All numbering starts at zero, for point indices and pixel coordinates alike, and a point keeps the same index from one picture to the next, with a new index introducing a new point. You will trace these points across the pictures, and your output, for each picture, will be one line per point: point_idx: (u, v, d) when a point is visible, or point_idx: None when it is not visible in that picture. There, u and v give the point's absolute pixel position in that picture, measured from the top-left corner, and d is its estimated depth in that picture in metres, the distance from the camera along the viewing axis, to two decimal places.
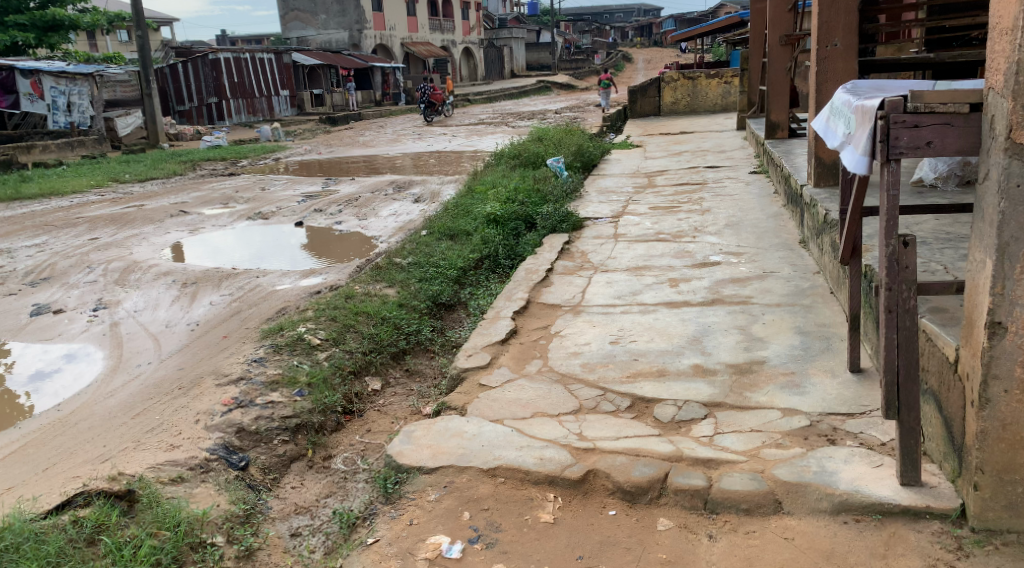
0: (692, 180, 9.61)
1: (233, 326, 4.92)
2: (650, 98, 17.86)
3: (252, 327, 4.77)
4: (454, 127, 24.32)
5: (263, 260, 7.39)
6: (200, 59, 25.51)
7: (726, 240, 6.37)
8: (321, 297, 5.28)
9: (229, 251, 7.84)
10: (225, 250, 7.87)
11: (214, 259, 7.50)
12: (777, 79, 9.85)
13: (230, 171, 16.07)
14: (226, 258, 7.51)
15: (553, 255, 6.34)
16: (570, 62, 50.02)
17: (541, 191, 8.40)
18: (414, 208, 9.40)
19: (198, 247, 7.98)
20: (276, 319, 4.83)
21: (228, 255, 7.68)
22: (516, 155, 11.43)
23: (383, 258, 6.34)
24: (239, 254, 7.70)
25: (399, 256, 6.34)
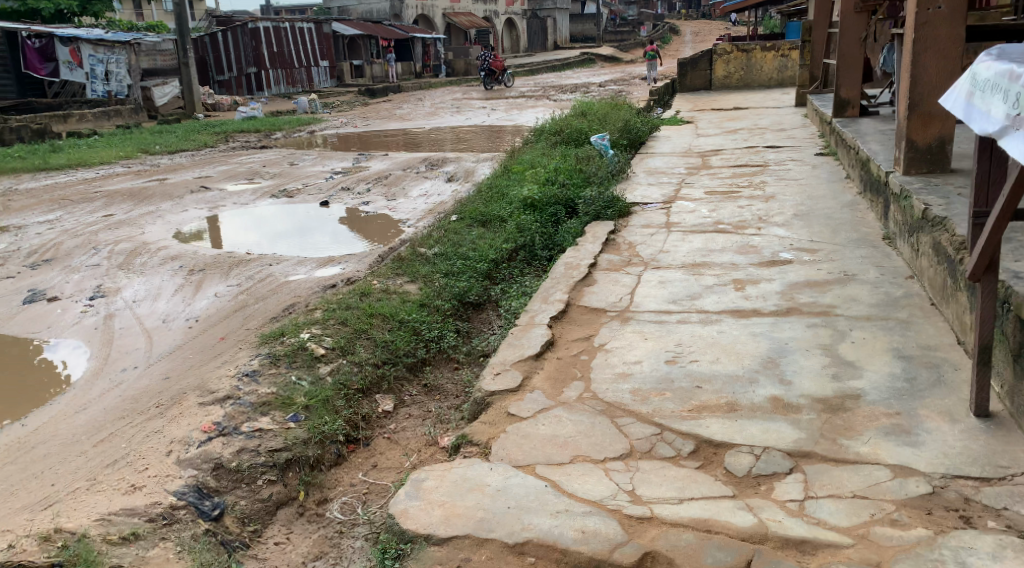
0: (750, 161, 8.80)
1: (233, 326, 4.33)
2: (700, 71, 16.87)
3: (253, 329, 4.18)
4: (494, 100, 23.56)
5: (298, 238, 6.96)
6: (240, 27, 25.13)
7: (795, 235, 5.62)
8: (333, 294, 4.65)
9: (268, 224, 7.49)
10: (260, 226, 7.48)
11: (255, 234, 7.18)
12: (850, 51, 9.00)
13: (263, 143, 15.57)
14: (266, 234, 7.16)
15: (598, 247, 5.66)
16: (616, 35, 48.67)
17: (583, 173, 7.70)
18: (447, 188, 8.78)
19: (232, 222, 7.61)
20: (279, 321, 4.22)
21: (268, 230, 7.34)
22: (557, 131, 10.69)
23: (407, 247, 5.72)
24: (280, 228, 7.36)
25: (424, 246, 5.70)
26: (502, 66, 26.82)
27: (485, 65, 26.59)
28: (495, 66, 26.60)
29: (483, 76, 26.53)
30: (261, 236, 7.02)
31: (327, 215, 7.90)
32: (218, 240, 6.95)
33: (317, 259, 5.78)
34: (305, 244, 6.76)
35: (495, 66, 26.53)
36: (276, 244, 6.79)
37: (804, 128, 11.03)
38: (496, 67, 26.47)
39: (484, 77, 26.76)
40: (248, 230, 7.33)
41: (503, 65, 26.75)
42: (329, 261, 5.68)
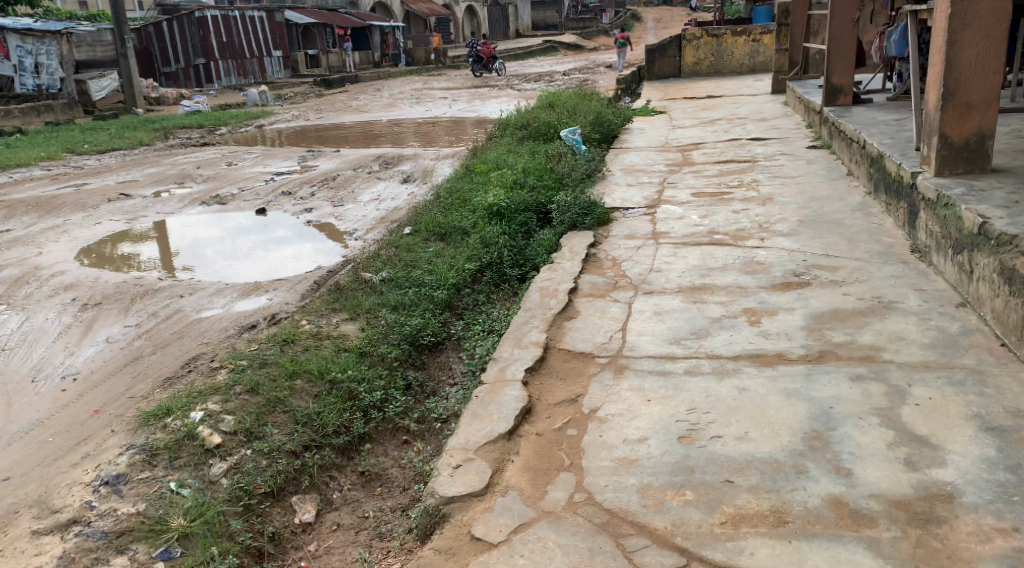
0: (735, 156, 8.01)
1: (114, 392, 3.37)
2: (670, 58, 16.05)
3: (138, 401, 3.25)
4: (456, 90, 22.56)
5: (240, 247, 6.23)
6: (185, 17, 23.80)
7: (806, 246, 4.80)
8: (246, 343, 3.69)
9: (227, 221, 7.09)
10: (202, 229, 6.84)
11: (215, 229, 6.86)
12: (841, 33, 8.26)
13: (205, 141, 14.40)
14: (226, 230, 6.79)
15: (577, 267, 4.80)
16: (578, 21, 47.83)
17: (555, 175, 6.82)
18: (401, 191, 7.82)
19: (186, 220, 7.21)
20: (171, 388, 3.29)
21: (229, 225, 7.00)
22: (524, 125, 9.77)
23: (350, 271, 4.78)
24: (241, 223, 7.01)
25: (370, 269, 4.74)
26: (492, 53, 25.74)
27: (473, 52, 25.50)
28: (483, 53, 25.43)
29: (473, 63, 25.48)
30: (222, 231, 6.72)
31: (273, 221, 7.07)
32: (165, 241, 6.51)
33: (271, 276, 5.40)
34: (266, 240, 6.40)
35: (484, 52, 25.37)
36: (236, 240, 6.45)
37: (786, 118, 10.29)
38: (484, 54, 25.36)
39: (472, 63, 25.74)
40: (208, 225, 7.01)
41: (492, 52, 25.69)
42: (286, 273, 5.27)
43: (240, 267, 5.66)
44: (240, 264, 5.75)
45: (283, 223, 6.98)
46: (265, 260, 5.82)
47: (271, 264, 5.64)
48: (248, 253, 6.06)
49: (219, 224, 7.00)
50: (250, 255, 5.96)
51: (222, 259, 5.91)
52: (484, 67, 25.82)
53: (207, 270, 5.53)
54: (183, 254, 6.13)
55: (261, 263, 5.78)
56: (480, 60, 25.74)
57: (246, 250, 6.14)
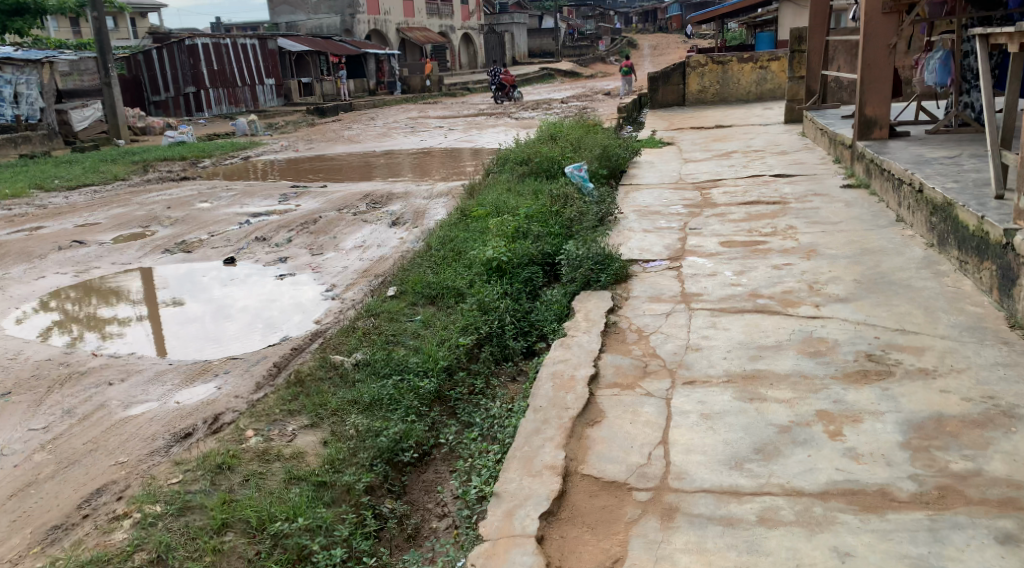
0: (762, 196, 7.21)
1: None
2: (674, 85, 15.35)
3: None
4: (451, 119, 21.84)
5: (230, 276, 6.18)
6: (175, 44, 23.19)
7: (873, 319, 3.97)
8: (169, 470, 2.87)
9: (215, 254, 6.78)
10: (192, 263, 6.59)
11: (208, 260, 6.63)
12: (876, 61, 7.53)
13: (185, 174, 13.57)
14: (217, 265, 6.50)
15: (596, 343, 3.95)
16: (574, 49, 47.41)
17: (562, 223, 5.97)
18: (390, 236, 6.96)
19: (174, 250, 6.95)
20: (50, 553, 2.52)
21: (223, 255, 6.74)
22: (525, 160, 8.94)
23: (318, 351, 3.94)
24: (232, 254, 6.73)
25: (342, 350, 3.89)
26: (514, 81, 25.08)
27: (495, 79, 24.87)
28: (506, 80, 24.76)
29: (495, 90, 24.77)
30: (215, 265, 6.47)
31: (245, 274, 6.23)
32: (145, 279, 6.16)
33: (264, 304, 5.37)
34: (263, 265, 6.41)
35: (505, 80, 24.74)
36: (233, 266, 6.45)
37: (808, 151, 9.52)
38: (507, 81, 24.67)
39: (495, 90, 25.03)
40: (198, 259, 6.71)
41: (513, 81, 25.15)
42: (281, 304, 5.30)
43: (235, 295, 5.65)
44: (236, 290, 5.76)
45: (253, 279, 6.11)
46: (264, 285, 5.86)
47: (265, 290, 5.64)
48: (244, 279, 6.08)
49: (212, 255, 6.76)
50: (246, 281, 5.98)
51: (216, 286, 5.91)
52: (506, 95, 25.14)
53: (200, 301, 5.52)
54: (174, 283, 6.06)
55: (253, 292, 5.74)
56: (502, 87, 25.13)
57: (243, 276, 6.18)
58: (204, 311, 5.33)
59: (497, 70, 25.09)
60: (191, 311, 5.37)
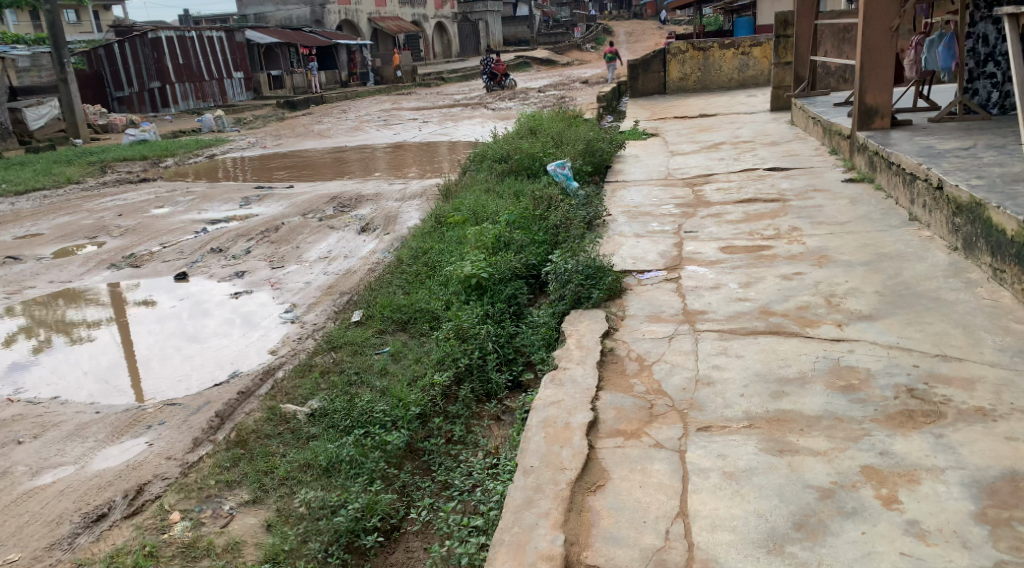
0: (759, 192, 6.72)
1: None
2: (654, 73, 14.83)
3: None
4: (425, 111, 21.16)
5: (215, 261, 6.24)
6: (138, 38, 22.33)
7: (908, 341, 3.48)
8: None
9: (169, 265, 6.22)
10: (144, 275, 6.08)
11: (162, 271, 6.11)
12: (877, 45, 7.05)
13: (145, 175, 12.86)
14: (167, 279, 5.93)
15: (593, 378, 3.41)
16: (549, 37, 46.72)
17: (547, 233, 5.43)
18: (358, 245, 6.38)
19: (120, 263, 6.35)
20: None
21: (176, 267, 6.17)
22: (505, 158, 8.38)
23: (270, 398, 3.42)
24: (183, 266, 6.17)
25: (296, 396, 3.41)
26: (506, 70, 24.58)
27: (487, 68, 24.38)
28: (500, 69, 24.28)
29: (490, 79, 24.24)
30: (167, 279, 5.92)
31: (196, 290, 5.64)
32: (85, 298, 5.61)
33: (239, 301, 5.33)
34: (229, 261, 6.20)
35: (499, 70, 24.23)
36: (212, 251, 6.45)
37: (801, 142, 9.05)
38: (501, 70, 24.14)
39: (488, 81, 24.50)
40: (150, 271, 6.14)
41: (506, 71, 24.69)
42: (242, 313, 5.01)
43: (209, 289, 5.62)
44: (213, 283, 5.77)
45: (202, 297, 5.48)
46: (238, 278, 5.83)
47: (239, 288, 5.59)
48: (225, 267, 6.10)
49: (166, 267, 6.18)
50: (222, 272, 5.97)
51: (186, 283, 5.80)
52: (500, 84, 24.59)
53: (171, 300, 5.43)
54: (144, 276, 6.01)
55: (217, 290, 5.60)
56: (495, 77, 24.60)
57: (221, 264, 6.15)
58: (182, 307, 5.29)
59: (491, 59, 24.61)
60: (167, 308, 5.33)
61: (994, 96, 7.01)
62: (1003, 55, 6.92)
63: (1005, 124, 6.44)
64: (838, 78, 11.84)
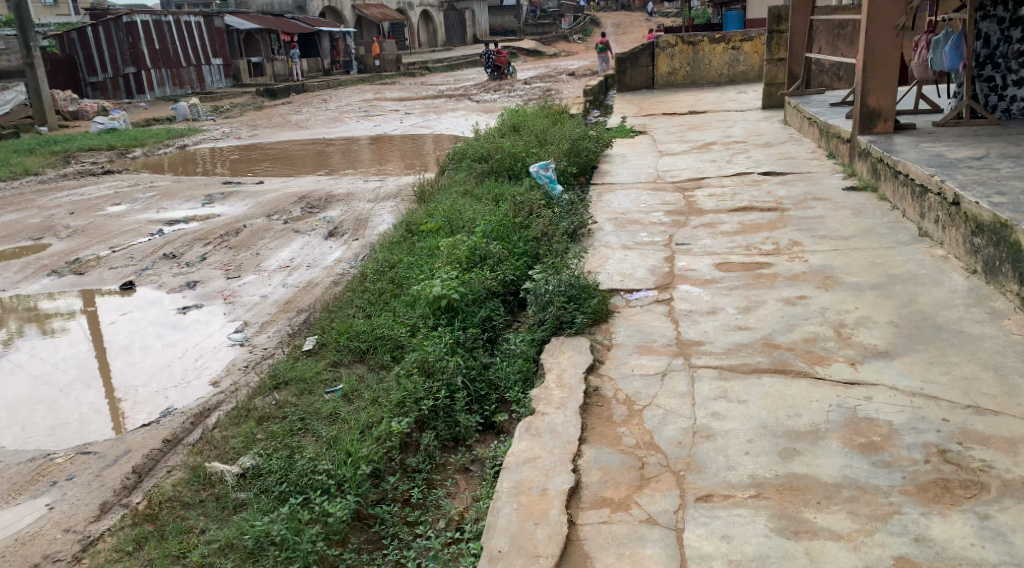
0: (753, 199, 6.30)
1: None
2: (642, 67, 14.38)
3: None
4: (407, 102, 20.59)
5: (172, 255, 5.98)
6: (112, 22, 21.56)
7: (932, 386, 3.06)
8: None
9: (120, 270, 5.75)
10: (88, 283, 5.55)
11: (110, 279, 5.59)
12: (881, 44, 6.61)
13: (110, 167, 12.24)
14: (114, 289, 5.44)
15: (575, 427, 2.96)
16: (536, 27, 46.09)
17: (526, 244, 4.98)
18: (324, 250, 5.93)
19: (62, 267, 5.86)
20: None
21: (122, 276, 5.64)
22: (485, 157, 7.92)
23: (197, 462, 3.08)
24: (130, 273, 5.68)
25: (227, 455, 3.11)
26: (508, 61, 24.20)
27: (489, 61, 23.97)
28: (501, 61, 23.84)
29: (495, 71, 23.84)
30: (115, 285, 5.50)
31: (139, 306, 5.11)
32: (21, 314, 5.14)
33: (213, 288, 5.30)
34: (183, 261, 5.85)
35: (500, 62, 23.81)
36: (185, 237, 6.41)
37: (796, 144, 8.64)
38: (502, 62, 23.74)
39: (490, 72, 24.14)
40: (93, 280, 5.60)
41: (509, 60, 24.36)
42: (188, 332, 4.63)
43: (186, 275, 5.56)
44: (195, 267, 5.72)
45: (145, 315, 4.97)
46: (216, 261, 5.82)
47: (208, 277, 5.51)
48: (194, 254, 5.99)
49: (115, 275, 5.65)
50: (191, 262, 5.82)
51: (160, 267, 5.75)
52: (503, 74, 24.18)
53: (144, 293, 5.31)
54: (110, 259, 5.99)
55: (185, 281, 5.46)
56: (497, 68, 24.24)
57: (193, 251, 6.06)
58: (162, 292, 5.31)
59: (489, 51, 24.17)
60: (142, 296, 5.29)
61: (994, 101, 6.62)
62: (1003, 57, 6.48)
63: (1017, 131, 6.04)
64: (832, 76, 11.44)
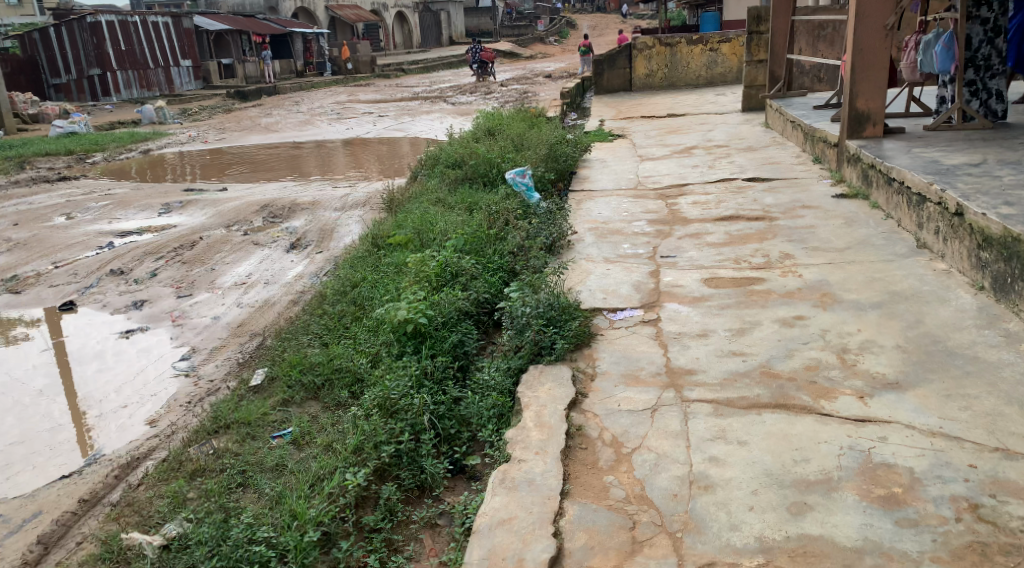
0: (739, 207, 6.00)
1: None
2: (619, 69, 14.08)
3: None
4: (381, 104, 20.15)
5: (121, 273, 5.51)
6: (75, 22, 20.87)
7: (953, 425, 2.75)
8: None
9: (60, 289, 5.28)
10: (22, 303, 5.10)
11: (49, 300, 5.14)
12: (870, 46, 6.32)
13: (68, 173, 11.68)
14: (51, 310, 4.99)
15: (556, 478, 2.62)
16: (512, 28, 45.77)
17: (502, 259, 4.63)
18: (287, 264, 5.54)
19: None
20: None
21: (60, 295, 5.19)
22: (459, 164, 7.56)
23: (117, 530, 2.74)
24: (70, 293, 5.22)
25: (149, 520, 2.77)
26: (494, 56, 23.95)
27: (476, 56, 23.65)
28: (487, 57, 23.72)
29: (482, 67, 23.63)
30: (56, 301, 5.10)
31: (81, 327, 4.73)
32: None
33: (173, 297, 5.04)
34: (131, 277, 5.44)
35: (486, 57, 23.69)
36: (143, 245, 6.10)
37: (779, 148, 8.36)
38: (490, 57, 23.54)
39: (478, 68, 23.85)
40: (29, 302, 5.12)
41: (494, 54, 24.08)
42: (134, 356, 4.29)
43: (137, 290, 5.20)
44: (149, 280, 5.37)
45: (87, 337, 4.59)
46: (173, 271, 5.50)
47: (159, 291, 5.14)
48: (146, 267, 5.61)
49: (53, 296, 5.18)
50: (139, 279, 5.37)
51: (110, 280, 5.40)
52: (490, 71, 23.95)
53: (86, 313, 4.90)
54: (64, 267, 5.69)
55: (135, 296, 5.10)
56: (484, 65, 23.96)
57: (145, 264, 5.66)
58: (123, 299, 5.06)
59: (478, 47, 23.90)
60: (88, 313, 4.91)
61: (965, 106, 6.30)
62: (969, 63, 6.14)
63: (1012, 135, 5.78)
64: (812, 78, 11.22)
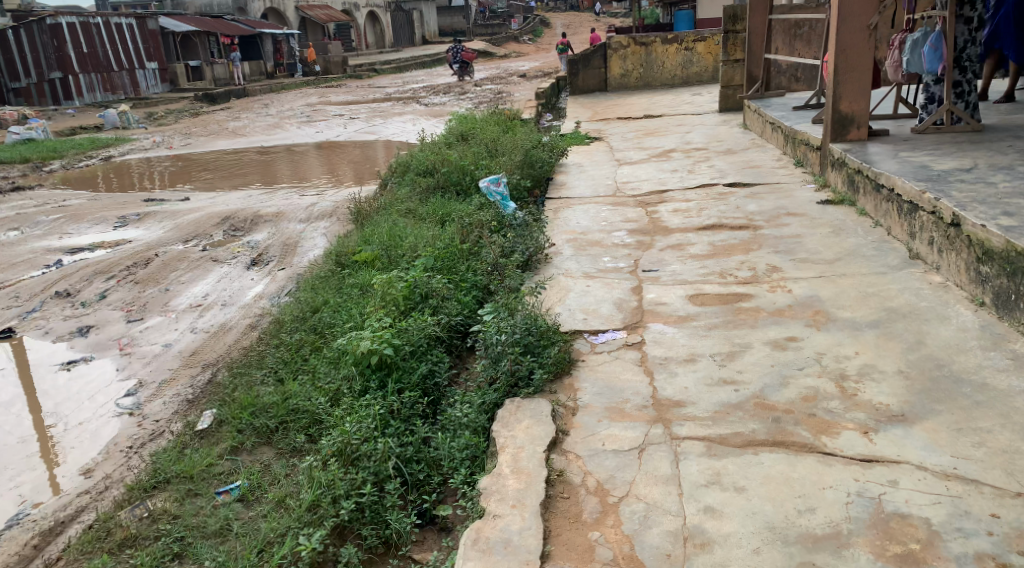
0: (721, 215, 5.76)
1: None
2: (595, 69, 13.83)
3: None
4: (352, 106, 19.75)
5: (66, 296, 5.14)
6: (34, 23, 20.17)
7: (968, 465, 2.51)
8: None
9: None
10: None
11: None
12: (854, 45, 6.09)
13: (23, 182, 11.18)
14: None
15: (535, 539, 2.35)
16: (486, 28, 45.43)
17: (475, 277, 4.36)
18: (245, 284, 5.21)
19: None
20: None
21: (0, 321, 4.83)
22: (430, 171, 7.25)
23: None
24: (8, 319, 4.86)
25: None
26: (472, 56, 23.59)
27: (456, 56, 23.35)
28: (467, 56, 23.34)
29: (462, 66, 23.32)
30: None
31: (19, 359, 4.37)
32: None
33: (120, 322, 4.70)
34: (77, 300, 5.08)
35: (467, 56, 23.29)
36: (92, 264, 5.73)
37: (759, 150, 8.15)
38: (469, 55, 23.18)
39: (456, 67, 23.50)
40: None
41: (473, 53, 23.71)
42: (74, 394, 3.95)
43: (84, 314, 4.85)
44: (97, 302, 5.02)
45: (25, 371, 4.23)
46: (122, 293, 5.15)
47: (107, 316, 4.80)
48: (94, 288, 5.25)
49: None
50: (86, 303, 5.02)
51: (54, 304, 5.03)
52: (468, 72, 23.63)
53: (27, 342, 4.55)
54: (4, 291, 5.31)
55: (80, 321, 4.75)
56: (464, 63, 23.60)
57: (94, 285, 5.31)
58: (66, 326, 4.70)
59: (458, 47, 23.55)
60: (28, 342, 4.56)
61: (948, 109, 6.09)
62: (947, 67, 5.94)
63: (1000, 138, 5.60)
64: (790, 78, 11.04)
